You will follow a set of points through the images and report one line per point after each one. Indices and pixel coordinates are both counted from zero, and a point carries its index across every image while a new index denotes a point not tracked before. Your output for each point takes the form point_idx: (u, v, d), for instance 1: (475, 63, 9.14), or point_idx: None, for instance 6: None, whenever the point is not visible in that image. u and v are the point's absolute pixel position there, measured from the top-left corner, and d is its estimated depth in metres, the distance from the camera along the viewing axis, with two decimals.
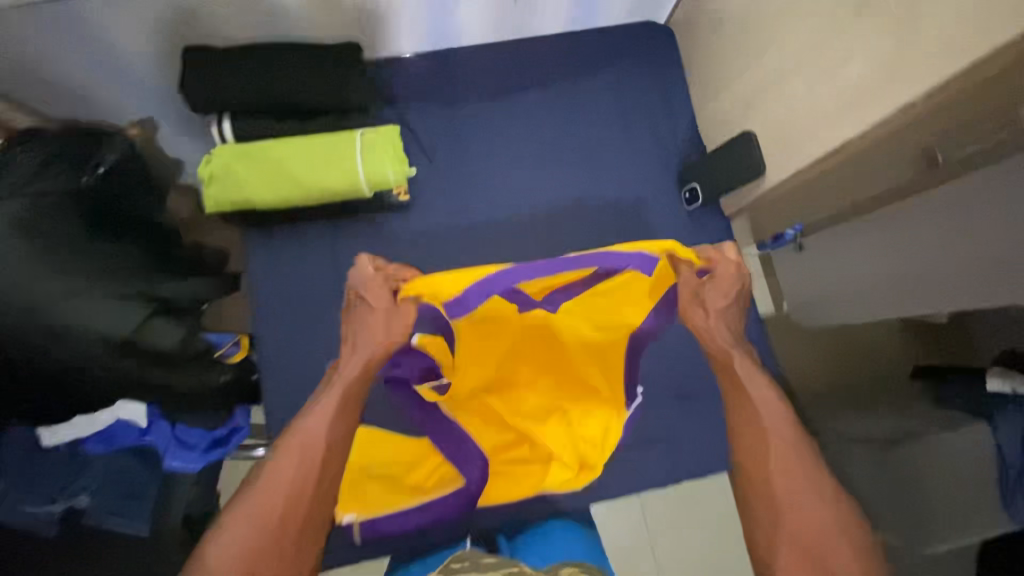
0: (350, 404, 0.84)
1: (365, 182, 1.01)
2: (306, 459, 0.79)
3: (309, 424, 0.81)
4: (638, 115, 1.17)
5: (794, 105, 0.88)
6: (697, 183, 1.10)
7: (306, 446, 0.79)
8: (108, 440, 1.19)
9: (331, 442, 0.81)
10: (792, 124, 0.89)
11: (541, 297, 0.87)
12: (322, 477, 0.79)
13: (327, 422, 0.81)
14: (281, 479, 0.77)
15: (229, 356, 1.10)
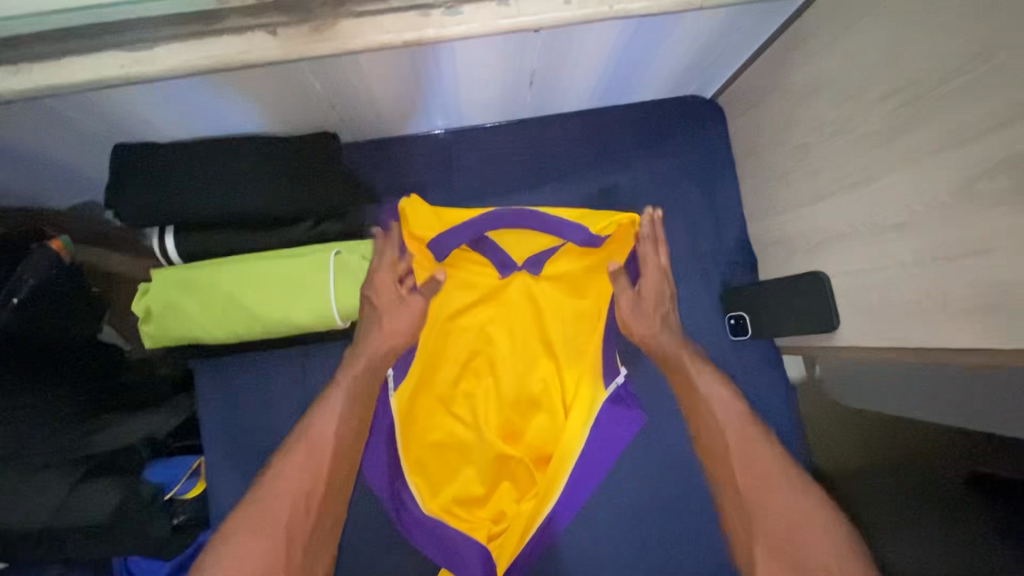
0: (360, 394, 0.80)
1: (338, 316, 0.82)
2: (317, 461, 0.74)
3: (317, 421, 0.77)
4: (675, 216, 0.97)
5: (885, 268, 0.68)
6: (746, 313, 0.90)
7: (319, 440, 0.75)
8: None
9: (338, 441, 0.77)
10: (879, 291, 0.69)
11: (523, 260, 0.88)
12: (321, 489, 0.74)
13: (336, 417, 0.77)
14: (287, 481, 0.72)
15: (185, 491, 0.96)
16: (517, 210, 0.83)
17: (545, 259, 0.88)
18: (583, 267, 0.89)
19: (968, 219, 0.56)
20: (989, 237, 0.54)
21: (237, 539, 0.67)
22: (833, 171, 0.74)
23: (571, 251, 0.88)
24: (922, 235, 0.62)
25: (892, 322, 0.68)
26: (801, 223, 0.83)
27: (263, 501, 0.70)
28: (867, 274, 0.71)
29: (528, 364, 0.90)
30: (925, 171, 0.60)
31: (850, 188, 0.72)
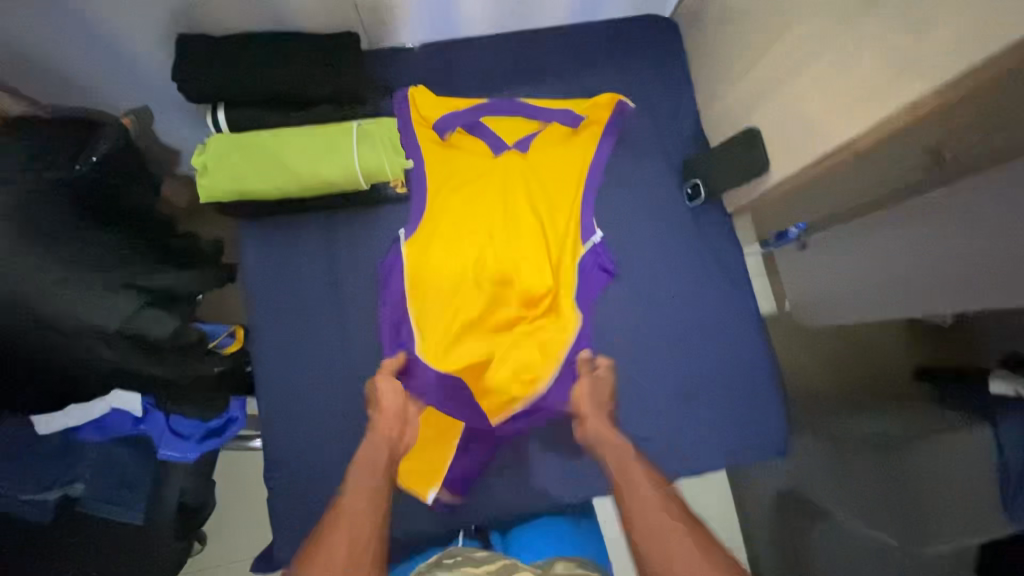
0: (375, 500, 0.85)
1: (361, 175, 0.99)
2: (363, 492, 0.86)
3: (347, 503, 0.84)
4: (640, 109, 1.15)
5: (807, 97, 0.86)
6: (699, 179, 1.09)
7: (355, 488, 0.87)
8: (104, 429, 1.23)
9: (357, 535, 0.79)
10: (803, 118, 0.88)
11: (513, 141, 1.03)
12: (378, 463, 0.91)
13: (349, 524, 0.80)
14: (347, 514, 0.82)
15: (224, 347, 1.12)
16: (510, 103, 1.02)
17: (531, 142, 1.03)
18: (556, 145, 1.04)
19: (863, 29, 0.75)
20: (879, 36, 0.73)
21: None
22: (762, 36, 0.93)
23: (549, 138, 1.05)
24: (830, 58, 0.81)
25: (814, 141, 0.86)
26: (741, 93, 1.02)
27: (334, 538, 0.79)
28: (793, 112, 0.90)
29: (528, 228, 0.98)
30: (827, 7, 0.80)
31: (775, 47, 0.91)
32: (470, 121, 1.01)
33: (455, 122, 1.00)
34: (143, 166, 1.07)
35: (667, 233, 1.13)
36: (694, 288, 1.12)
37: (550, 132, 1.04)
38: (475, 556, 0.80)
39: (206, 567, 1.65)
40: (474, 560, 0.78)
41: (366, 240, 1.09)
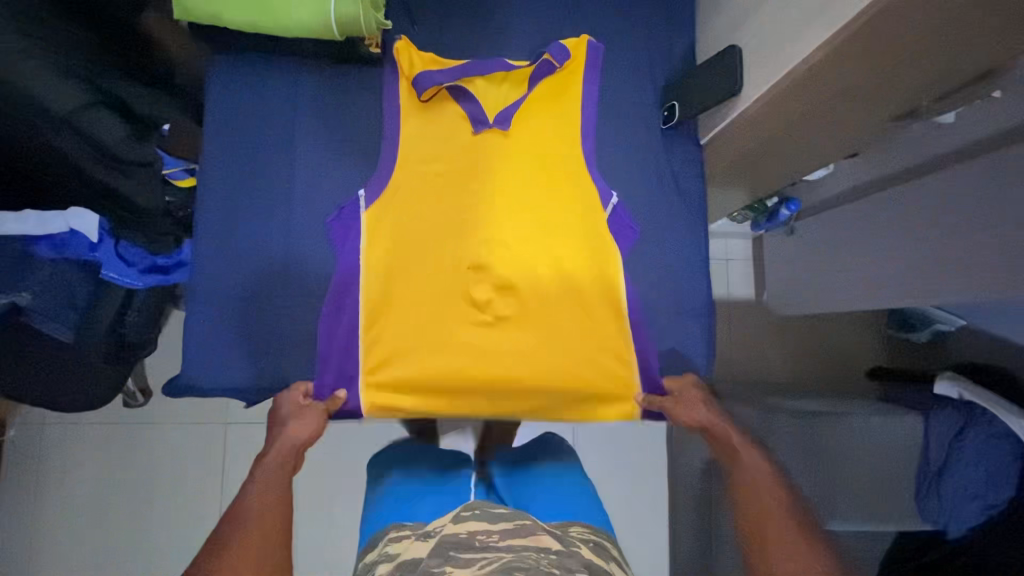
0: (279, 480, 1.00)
1: (336, 22, 0.97)
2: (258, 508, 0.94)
3: (250, 498, 0.97)
4: (637, 23, 1.11)
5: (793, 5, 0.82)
6: (677, 102, 1.06)
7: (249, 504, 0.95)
8: (60, 250, 1.13)
9: (265, 515, 0.94)
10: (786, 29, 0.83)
11: (494, 117, 1.04)
12: (273, 489, 0.98)
13: (259, 498, 0.96)
14: (255, 517, 0.93)
15: (176, 179, 1.12)
16: (486, 59, 1.06)
17: (513, 114, 1.04)
18: (546, 117, 1.05)
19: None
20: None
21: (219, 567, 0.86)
22: None
23: (536, 100, 1.05)
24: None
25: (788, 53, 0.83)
26: (736, 14, 0.98)
27: (241, 531, 0.91)
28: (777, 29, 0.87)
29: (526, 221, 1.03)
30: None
31: None
32: (452, 82, 1.03)
33: (440, 86, 1.02)
34: None
35: (635, 154, 1.11)
36: (650, 215, 1.10)
37: (537, 97, 1.05)
38: (493, 510, 1.10)
39: (146, 418, 1.72)
40: (490, 517, 1.06)
41: (333, 99, 1.08)
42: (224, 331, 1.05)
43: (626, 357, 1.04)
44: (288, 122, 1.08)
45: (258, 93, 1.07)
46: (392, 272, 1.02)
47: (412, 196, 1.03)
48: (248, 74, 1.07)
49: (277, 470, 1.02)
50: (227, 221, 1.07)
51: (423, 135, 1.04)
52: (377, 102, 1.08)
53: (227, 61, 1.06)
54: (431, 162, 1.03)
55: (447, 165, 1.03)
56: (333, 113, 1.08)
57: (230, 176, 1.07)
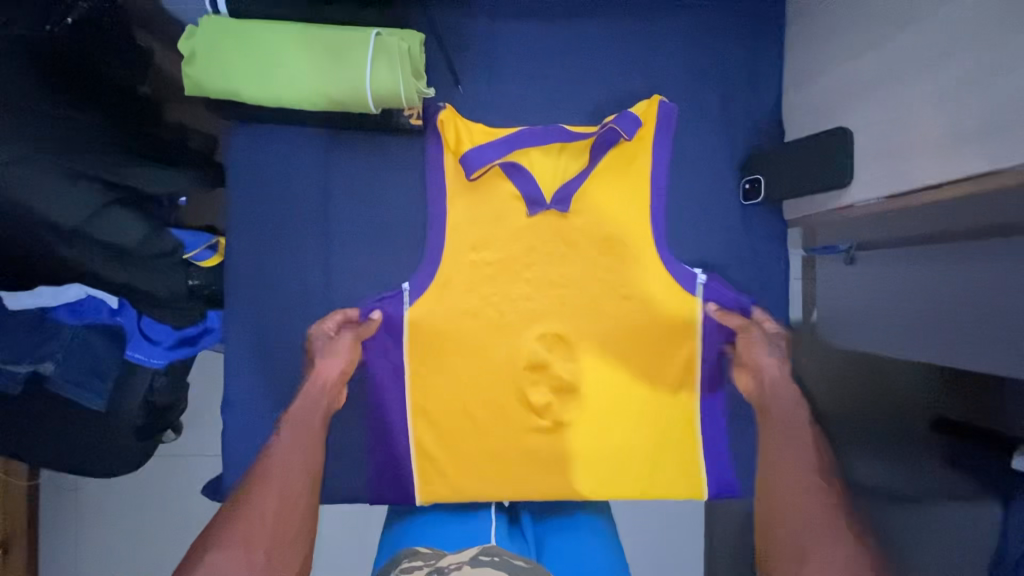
0: (307, 429, 0.85)
1: (371, 96, 0.84)
2: (277, 489, 0.77)
3: (278, 454, 0.81)
4: (714, 76, 0.96)
5: (905, 113, 0.70)
6: (762, 176, 0.92)
7: (265, 472, 0.79)
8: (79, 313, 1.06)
9: (290, 469, 0.80)
10: (896, 139, 0.72)
11: (552, 198, 0.93)
12: (292, 466, 0.80)
13: (289, 454, 0.82)
14: (275, 476, 0.78)
15: (200, 260, 1.02)
16: (542, 126, 0.94)
17: (574, 193, 0.92)
18: (615, 197, 0.93)
19: (971, 52, 0.60)
20: (981, 74, 0.59)
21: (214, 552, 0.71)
22: (879, 20, 0.74)
23: (599, 174, 0.93)
24: (925, 78, 0.67)
25: (898, 167, 0.72)
26: (838, 84, 0.83)
27: (248, 516, 0.74)
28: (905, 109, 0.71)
29: (585, 317, 0.93)
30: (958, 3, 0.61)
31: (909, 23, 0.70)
32: (505, 159, 0.91)
33: (492, 163, 0.90)
34: (131, 38, 0.93)
35: (713, 230, 0.97)
36: None
37: (602, 172, 0.94)
38: (517, 564, 0.72)
39: None
40: (513, 566, 0.71)
41: (369, 171, 0.94)
42: (260, 438, 0.95)
43: (690, 465, 0.95)
44: (319, 200, 0.95)
45: (280, 165, 0.93)
46: (441, 368, 0.92)
47: (461, 287, 0.92)
48: (270, 145, 0.92)
49: (300, 439, 0.84)
50: (252, 314, 0.94)
51: (471, 219, 0.93)
52: (419, 175, 0.94)
53: (248, 133, 0.92)
54: (483, 252, 0.93)
55: (503, 252, 0.93)
56: (368, 188, 0.95)
57: (254, 263, 0.93)
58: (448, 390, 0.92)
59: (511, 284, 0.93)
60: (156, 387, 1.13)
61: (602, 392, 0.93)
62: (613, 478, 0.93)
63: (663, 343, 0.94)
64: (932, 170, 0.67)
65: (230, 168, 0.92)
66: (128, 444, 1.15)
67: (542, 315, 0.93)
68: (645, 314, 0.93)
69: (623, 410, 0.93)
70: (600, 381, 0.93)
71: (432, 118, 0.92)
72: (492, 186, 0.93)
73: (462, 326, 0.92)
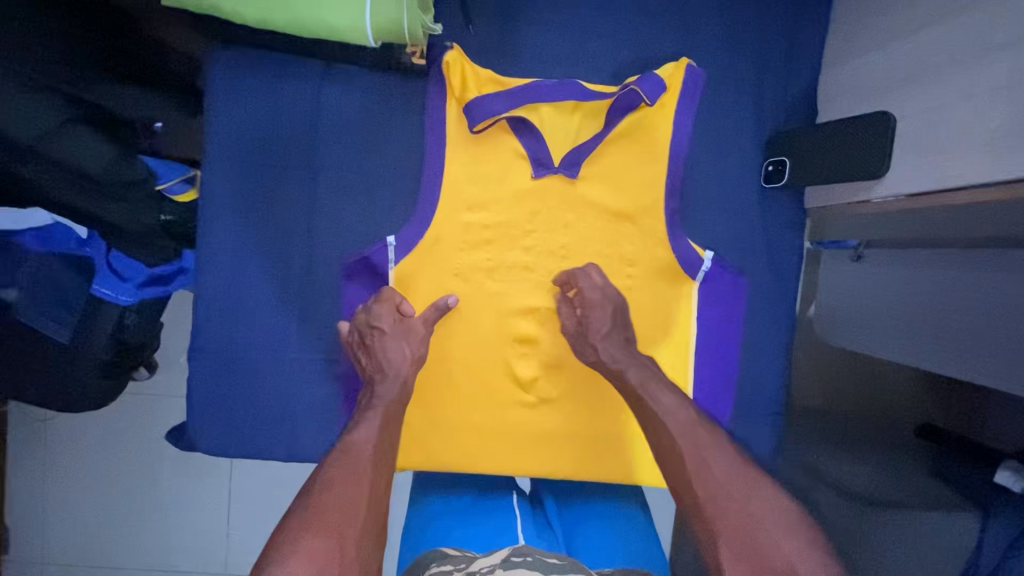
0: (395, 415, 0.77)
1: (370, 27, 0.75)
2: (363, 478, 0.68)
3: (359, 436, 0.72)
4: (749, 42, 0.88)
5: (957, 102, 0.63)
6: (788, 158, 0.85)
7: (358, 460, 0.70)
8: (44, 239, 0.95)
9: (379, 457, 0.71)
10: (940, 132, 0.65)
11: (560, 162, 0.86)
12: (369, 454, 0.71)
13: (372, 439, 0.73)
14: (354, 467, 0.69)
15: (175, 193, 0.96)
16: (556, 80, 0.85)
17: (583, 158, 0.85)
18: (626, 166, 0.87)
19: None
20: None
21: (305, 538, 0.60)
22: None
23: (613, 141, 0.86)
24: (985, 65, 0.60)
25: (939, 163, 0.65)
26: (883, 62, 0.75)
27: (325, 512, 0.63)
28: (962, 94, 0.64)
29: None
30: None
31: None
32: (512, 113, 0.83)
33: (498, 117, 0.82)
34: None
35: (729, 212, 0.90)
36: None
37: (616, 138, 0.86)
38: (550, 562, 0.66)
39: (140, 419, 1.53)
40: (547, 565, 0.65)
41: (362, 112, 0.85)
42: (228, 392, 0.89)
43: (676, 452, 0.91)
44: (306, 138, 0.86)
45: (265, 96, 0.84)
46: (424, 333, 0.87)
47: (455, 248, 0.86)
48: (254, 72, 0.83)
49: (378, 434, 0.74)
50: (226, 257, 0.86)
51: (470, 175, 0.86)
52: (417, 121, 0.86)
53: (229, 56, 0.83)
54: (481, 213, 0.86)
55: (502, 215, 0.87)
56: (361, 130, 0.86)
57: (230, 201, 0.85)
58: (428, 354, 0.87)
59: (508, 250, 0.87)
60: (126, 325, 1.05)
61: (590, 370, 0.88)
62: (595, 462, 0.88)
63: (659, 327, 0.89)
64: (978, 170, 0.60)
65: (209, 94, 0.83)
66: (90, 377, 1.06)
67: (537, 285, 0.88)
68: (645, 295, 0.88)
69: (610, 391, 0.89)
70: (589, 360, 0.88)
71: (436, 61, 0.83)
72: (496, 142, 0.85)
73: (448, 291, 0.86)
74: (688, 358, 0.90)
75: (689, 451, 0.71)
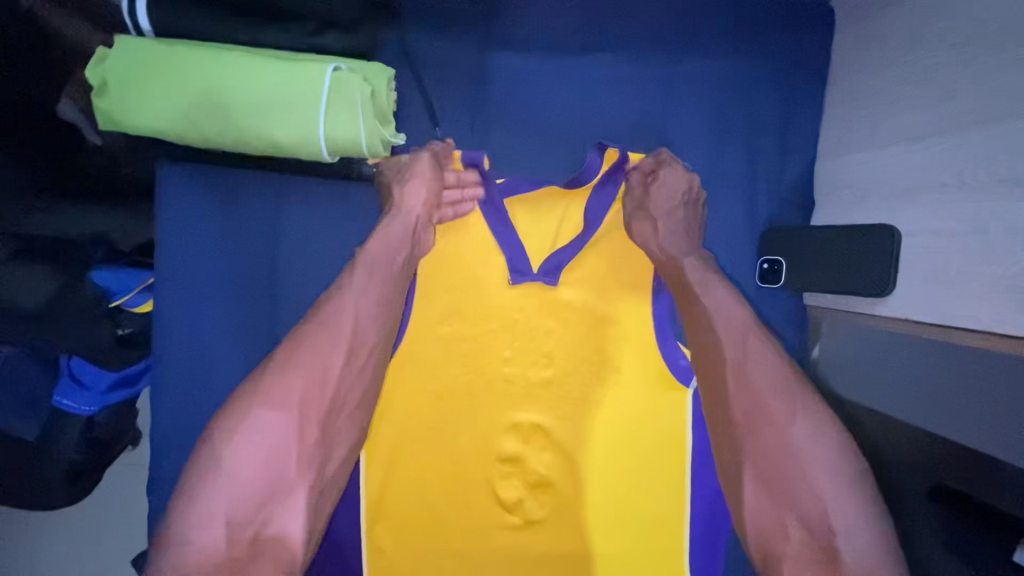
0: (386, 270, 0.69)
1: (324, 143, 0.69)
2: (341, 348, 0.63)
3: (350, 294, 0.66)
4: (741, 130, 0.82)
5: (974, 233, 0.57)
6: (784, 258, 0.79)
7: (322, 352, 0.62)
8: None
9: (366, 318, 0.66)
10: (951, 261, 0.59)
11: (540, 268, 0.81)
12: (337, 377, 0.62)
13: (362, 297, 0.66)
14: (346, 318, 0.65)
15: (133, 305, 0.90)
16: (529, 181, 0.80)
17: (564, 264, 0.80)
18: (609, 269, 0.83)
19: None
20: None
21: (259, 412, 0.58)
22: (950, 102, 0.60)
23: (594, 244, 0.82)
24: (1004, 191, 0.54)
25: (955, 294, 0.59)
26: (886, 164, 0.69)
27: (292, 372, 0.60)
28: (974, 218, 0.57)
29: (565, 406, 0.82)
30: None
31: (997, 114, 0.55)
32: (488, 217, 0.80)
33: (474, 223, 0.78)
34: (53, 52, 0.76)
35: None
36: None
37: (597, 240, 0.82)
38: None
39: None
40: None
41: (327, 221, 0.80)
42: None
43: None
44: (265, 251, 0.80)
45: (222, 209, 0.79)
46: (399, 453, 0.81)
47: (430, 364, 0.81)
48: (208, 186, 0.78)
49: (366, 381, 0.66)
50: (181, 380, 0.80)
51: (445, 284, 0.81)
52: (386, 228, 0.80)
53: (181, 171, 0.77)
54: (456, 323, 0.81)
55: (480, 325, 0.81)
56: (325, 240, 0.80)
57: (182, 320, 0.79)
58: (406, 478, 0.81)
59: (486, 362, 0.81)
60: (97, 423, 0.94)
61: (578, 488, 0.82)
62: None
63: (651, 438, 0.82)
64: (995, 315, 0.54)
65: (158, 207, 0.78)
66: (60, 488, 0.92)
67: (519, 397, 0.82)
68: (633, 404, 0.82)
69: (603, 513, 0.82)
70: (576, 478, 0.82)
71: None
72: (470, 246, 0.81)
73: (425, 410, 0.81)
74: (685, 474, 0.82)
75: (730, 354, 0.67)
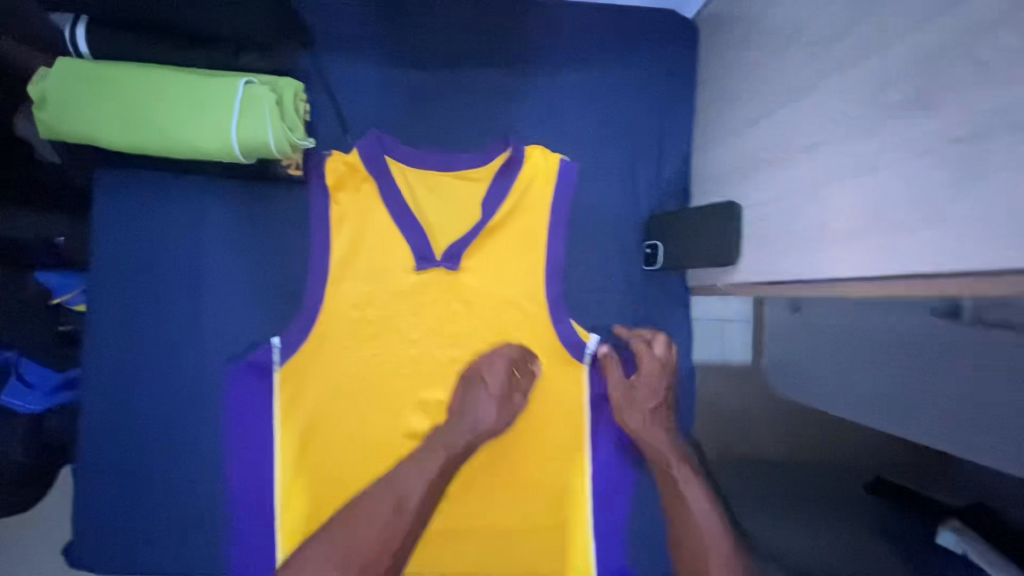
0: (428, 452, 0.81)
1: (238, 146, 0.78)
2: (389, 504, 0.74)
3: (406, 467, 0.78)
4: (621, 131, 0.92)
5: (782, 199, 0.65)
6: (660, 241, 0.88)
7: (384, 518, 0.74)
8: None
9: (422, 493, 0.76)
10: (776, 226, 0.67)
11: (441, 254, 0.88)
12: None
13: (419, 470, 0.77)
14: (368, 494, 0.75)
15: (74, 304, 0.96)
16: (426, 175, 0.89)
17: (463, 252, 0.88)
18: (508, 255, 0.89)
19: (944, 100, 0.44)
20: (982, 120, 0.40)
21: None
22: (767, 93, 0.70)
23: (493, 232, 0.89)
24: (864, 140, 0.52)
25: (809, 254, 0.60)
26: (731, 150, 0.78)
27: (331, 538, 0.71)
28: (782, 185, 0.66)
29: (468, 386, 0.88)
30: (857, 80, 0.54)
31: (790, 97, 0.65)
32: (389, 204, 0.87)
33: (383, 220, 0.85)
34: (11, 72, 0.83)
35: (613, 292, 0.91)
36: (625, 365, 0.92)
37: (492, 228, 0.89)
38: None
39: None
40: None
41: (248, 218, 0.89)
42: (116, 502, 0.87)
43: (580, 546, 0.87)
44: (192, 248, 0.88)
45: (153, 211, 0.87)
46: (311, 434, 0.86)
47: (339, 347, 0.86)
48: (139, 191, 0.87)
49: None
50: (112, 366, 0.87)
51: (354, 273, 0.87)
52: (301, 224, 0.89)
53: (115, 178, 0.86)
54: (364, 308, 0.87)
55: (387, 310, 0.88)
56: (247, 235, 0.89)
57: (115, 311, 0.87)
58: (317, 457, 0.86)
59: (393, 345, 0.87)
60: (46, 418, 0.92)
61: (482, 465, 0.87)
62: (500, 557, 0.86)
63: (551, 414, 0.88)
64: (798, 266, 0.62)
65: (95, 210, 0.86)
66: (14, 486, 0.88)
67: (424, 377, 0.88)
68: (533, 382, 0.88)
69: (509, 489, 0.86)
70: (480, 455, 0.87)
71: (314, 169, 0.87)
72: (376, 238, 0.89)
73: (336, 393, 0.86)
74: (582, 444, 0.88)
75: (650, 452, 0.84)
